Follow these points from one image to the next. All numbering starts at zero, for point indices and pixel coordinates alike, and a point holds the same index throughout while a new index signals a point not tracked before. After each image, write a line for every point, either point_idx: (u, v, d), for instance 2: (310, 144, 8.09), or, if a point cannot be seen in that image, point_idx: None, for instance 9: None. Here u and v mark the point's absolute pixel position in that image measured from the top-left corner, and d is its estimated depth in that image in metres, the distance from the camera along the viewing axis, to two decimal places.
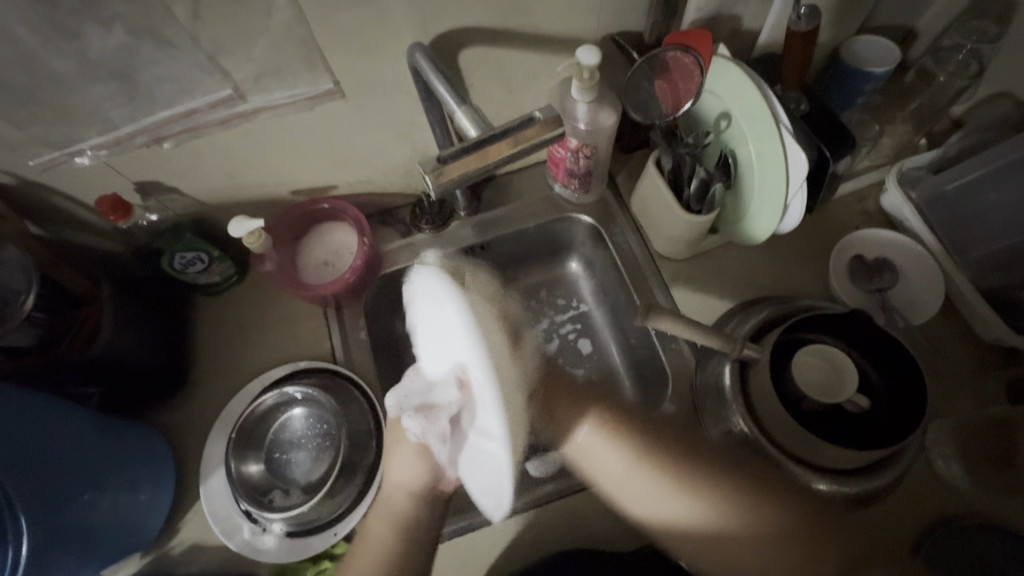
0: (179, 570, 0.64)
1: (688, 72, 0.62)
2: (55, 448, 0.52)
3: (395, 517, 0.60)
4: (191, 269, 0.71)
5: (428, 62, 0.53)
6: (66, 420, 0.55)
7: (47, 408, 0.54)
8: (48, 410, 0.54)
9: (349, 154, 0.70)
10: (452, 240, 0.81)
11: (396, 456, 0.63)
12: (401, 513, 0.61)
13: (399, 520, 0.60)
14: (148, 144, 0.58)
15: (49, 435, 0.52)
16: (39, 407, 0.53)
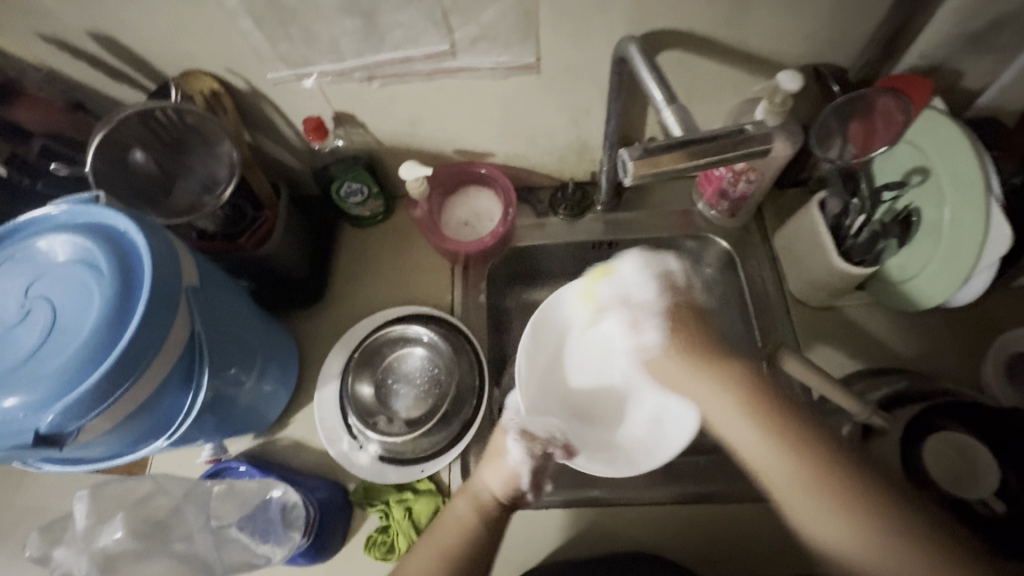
0: (280, 459, 0.71)
1: (891, 120, 0.60)
2: (224, 316, 0.58)
3: (474, 511, 0.56)
4: (351, 198, 0.78)
5: (639, 53, 0.54)
6: (231, 299, 0.61)
7: (220, 281, 0.60)
8: (220, 284, 0.59)
9: (521, 127, 0.73)
10: (584, 229, 0.83)
11: (497, 464, 0.57)
12: (489, 512, 0.56)
13: (474, 531, 0.54)
14: (362, 80, 0.64)
15: (222, 305, 0.58)
16: (218, 280, 0.59)
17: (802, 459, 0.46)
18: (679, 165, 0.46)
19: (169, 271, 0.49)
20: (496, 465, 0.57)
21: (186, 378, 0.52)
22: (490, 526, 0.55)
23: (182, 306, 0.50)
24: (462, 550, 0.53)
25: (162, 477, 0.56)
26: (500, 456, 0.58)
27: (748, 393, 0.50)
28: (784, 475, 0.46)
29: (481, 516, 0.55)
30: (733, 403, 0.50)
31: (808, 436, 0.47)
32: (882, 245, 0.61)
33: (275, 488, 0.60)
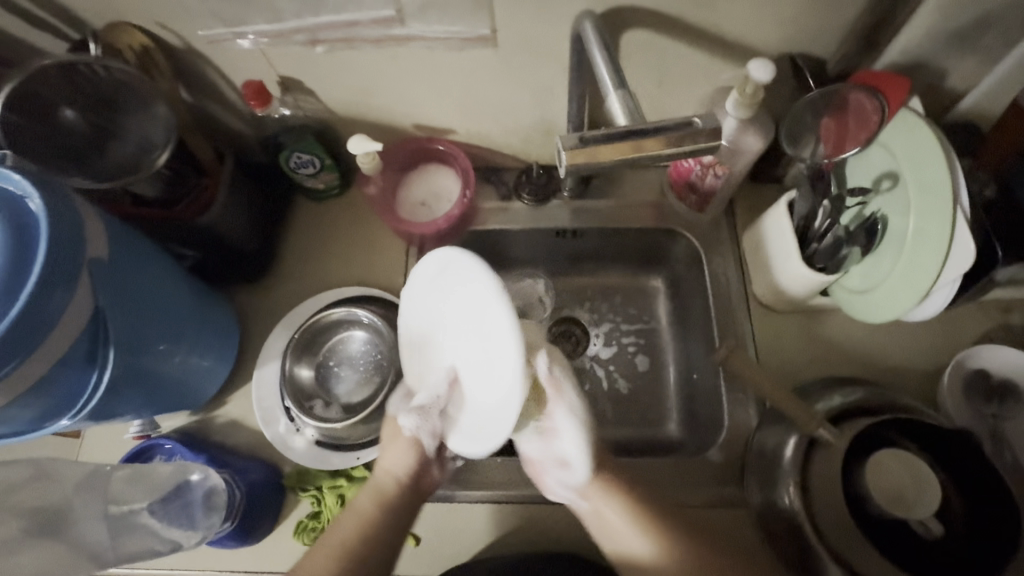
0: (215, 438, 0.69)
1: (866, 119, 0.56)
2: (143, 286, 0.54)
3: (374, 498, 0.56)
4: (302, 169, 0.73)
5: (595, 34, 0.50)
6: (153, 267, 0.56)
7: (143, 249, 0.55)
8: (143, 252, 0.55)
9: (481, 103, 0.69)
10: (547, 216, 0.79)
11: (397, 446, 0.58)
12: (387, 493, 0.56)
13: (367, 523, 0.54)
14: (304, 44, 0.59)
15: (141, 276, 0.54)
16: (140, 248, 0.55)
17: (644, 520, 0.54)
18: (618, 158, 0.43)
19: (69, 241, 0.45)
20: (390, 454, 0.58)
21: (90, 355, 0.49)
22: (394, 509, 0.56)
23: (83, 281, 0.47)
24: (365, 535, 0.53)
25: (48, 462, 0.55)
26: (394, 442, 0.59)
27: (636, 513, 0.54)
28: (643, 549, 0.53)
29: (380, 502, 0.56)
30: (619, 511, 0.54)
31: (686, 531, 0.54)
32: (845, 252, 0.59)
33: (195, 472, 0.58)
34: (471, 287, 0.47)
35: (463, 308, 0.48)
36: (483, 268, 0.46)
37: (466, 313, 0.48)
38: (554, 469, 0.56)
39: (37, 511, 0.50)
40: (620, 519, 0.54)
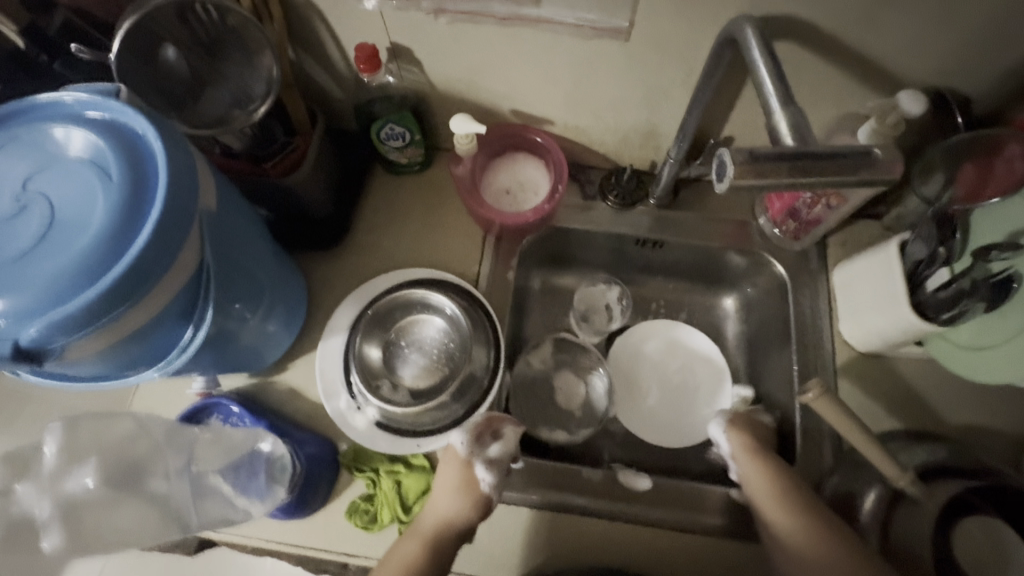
0: (271, 404, 0.67)
1: (1010, 169, 0.55)
2: (234, 239, 0.52)
3: (406, 553, 0.55)
4: (390, 141, 0.71)
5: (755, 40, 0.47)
6: (241, 219, 0.55)
7: (233, 203, 0.53)
8: (233, 205, 0.53)
9: (590, 97, 0.66)
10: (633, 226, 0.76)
11: (446, 489, 0.58)
12: (443, 538, 0.56)
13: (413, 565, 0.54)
14: (428, 12, 0.56)
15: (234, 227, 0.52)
16: (230, 201, 0.53)
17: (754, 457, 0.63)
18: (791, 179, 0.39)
19: (185, 191, 0.43)
20: (437, 501, 0.58)
21: (185, 310, 0.47)
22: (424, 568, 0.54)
23: (195, 233, 0.45)
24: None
25: (147, 415, 0.54)
26: (444, 485, 0.58)
27: (745, 447, 0.64)
28: (753, 485, 0.61)
29: (413, 560, 0.54)
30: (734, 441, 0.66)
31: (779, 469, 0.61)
32: (965, 305, 0.55)
33: (265, 441, 0.56)
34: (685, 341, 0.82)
35: (690, 364, 0.81)
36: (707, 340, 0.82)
37: (695, 367, 0.81)
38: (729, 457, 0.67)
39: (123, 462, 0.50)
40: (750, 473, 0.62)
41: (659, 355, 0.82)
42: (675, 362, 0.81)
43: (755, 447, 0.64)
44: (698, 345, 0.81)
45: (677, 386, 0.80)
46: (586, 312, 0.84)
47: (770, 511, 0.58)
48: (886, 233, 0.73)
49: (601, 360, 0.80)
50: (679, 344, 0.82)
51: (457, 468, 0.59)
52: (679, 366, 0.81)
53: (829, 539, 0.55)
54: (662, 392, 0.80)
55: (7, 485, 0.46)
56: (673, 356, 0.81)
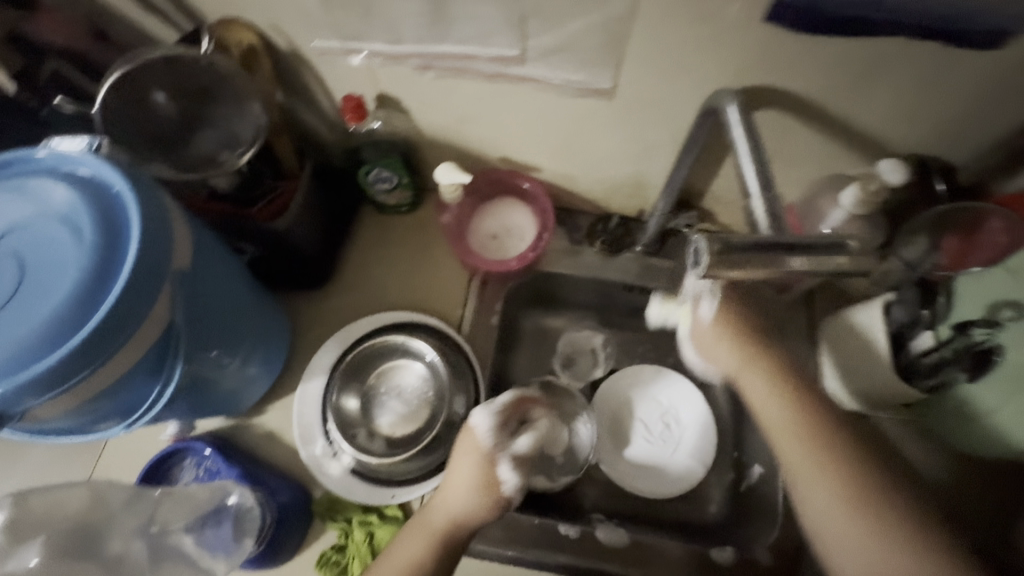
0: (248, 447, 0.66)
1: (993, 241, 0.54)
2: (211, 290, 0.52)
3: (421, 550, 0.52)
4: (378, 185, 0.72)
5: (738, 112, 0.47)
6: (221, 268, 0.55)
7: (213, 254, 0.53)
8: (213, 254, 0.53)
9: (578, 149, 0.66)
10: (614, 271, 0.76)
11: (461, 484, 0.54)
12: (454, 539, 0.53)
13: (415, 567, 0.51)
14: (415, 69, 0.56)
15: (212, 277, 0.52)
16: (210, 252, 0.53)
17: (777, 378, 0.56)
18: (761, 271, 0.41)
19: (159, 247, 0.43)
20: (454, 492, 0.54)
21: (156, 366, 0.47)
22: (439, 564, 0.52)
23: (167, 291, 0.45)
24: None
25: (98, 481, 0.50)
26: (467, 467, 0.55)
27: (762, 366, 0.57)
28: (779, 426, 0.53)
29: (429, 553, 0.52)
30: (735, 355, 0.59)
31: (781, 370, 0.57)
32: (946, 373, 0.55)
33: (234, 493, 0.56)
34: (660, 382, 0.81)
35: (666, 406, 0.80)
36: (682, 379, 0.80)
37: (672, 409, 0.79)
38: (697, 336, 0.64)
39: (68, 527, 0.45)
40: (759, 384, 0.57)
41: (636, 398, 0.80)
42: (652, 404, 0.80)
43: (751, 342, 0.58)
44: (676, 386, 0.80)
45: (656, 429, 0.78)
46: (571, 356, 0.83)
47: (794, 452, 0.51)
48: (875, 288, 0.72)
49: (585, 406, 0.78)
50: (655, 386, 0.81)
51: (478, 459, 0.55)
52: (657, 407, 0.80)
53: (892, 505, 0.46)
54: (642, 437, 0.78)
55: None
56: (650, 398, 0.80)
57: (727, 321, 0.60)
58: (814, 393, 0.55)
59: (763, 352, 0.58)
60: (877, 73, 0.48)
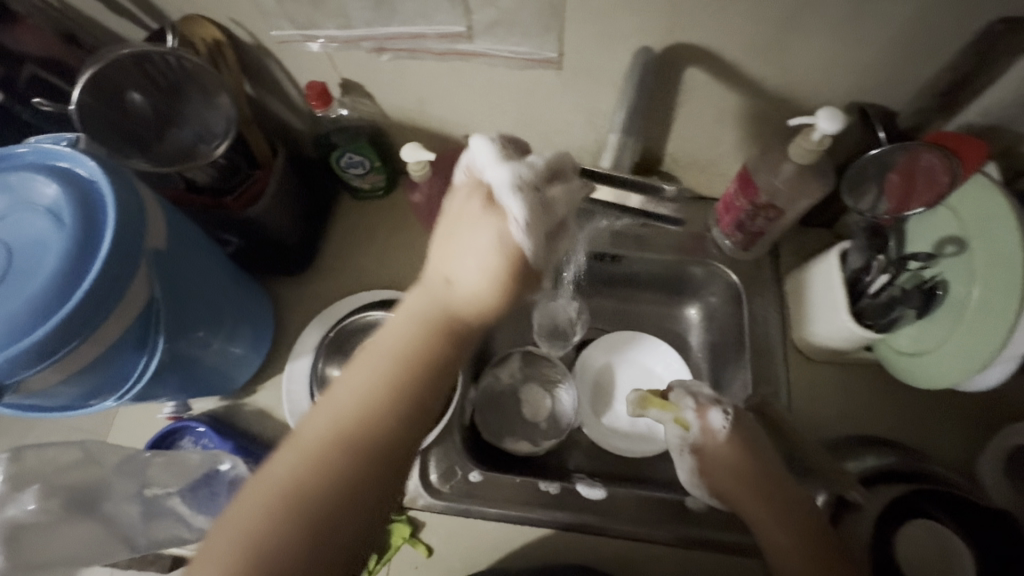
0: (242, 424, 0.70)
1: (934, 179, 0.54)
2: (191, 273, 0.56)
3: (364, 395, 0.43)
4: (352, 169, 0.74)
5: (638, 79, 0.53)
6: (198, 251, 0.58)
7: (189, 237, 0.56)
8: (189, 238, 0.56)
9: (536, 122, 0.68)
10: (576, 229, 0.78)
11: (467, 236, 0.46)
12: (447, 332, 0.45)
13: (384, 394, 0.43)
14: (370, 51, 0.60)
15: (190, 260, 0.56)
16: (185, 236, 0.56)
17: (749, 473, 0.58)
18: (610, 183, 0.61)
19: (133, 230, 0.47)
20: (466, 265, 0.45)
21: (139, 342, 0.50)
22: (398, 382, 0.44)
23: (143, 270, 0.48)
24: (359, 436, 0.42)
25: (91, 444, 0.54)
26: (483, 254, 0.44)
27: (738, 457, 0.59)
28: (750, 508, 0.57)
29: (380, 386, 0.43)
30: (720, 462, 0.60)
31: (756, 448, 0.60)
32: (897, 313, 0.57)
33: (225, 461, 0.60)
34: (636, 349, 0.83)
35: (644, 371, 0.82)
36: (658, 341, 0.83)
37: (649, 374, 0.82)
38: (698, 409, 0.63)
39: (73, 487, 0.50)
40: (724, 476, 0.59)
41: (615, 365, 0.83)
42: (629, 370, 0.83)
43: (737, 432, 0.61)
44: (651, 352, 0.83)
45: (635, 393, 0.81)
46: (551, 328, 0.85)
47: (768, 535, 0.55)
48: (836, 239, 0.74)
49: (565, 373, 0.81)
50: (633, 353, 0.83)
51: (481, 208, 0.46)
52: (634, 372, 0.83)
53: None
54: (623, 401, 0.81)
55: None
56: (627, 365, 0.83)
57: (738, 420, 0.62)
58: (783, 488, 0.57)
59: (742, 436, 0.61)
60: (800, 23, 0.50)
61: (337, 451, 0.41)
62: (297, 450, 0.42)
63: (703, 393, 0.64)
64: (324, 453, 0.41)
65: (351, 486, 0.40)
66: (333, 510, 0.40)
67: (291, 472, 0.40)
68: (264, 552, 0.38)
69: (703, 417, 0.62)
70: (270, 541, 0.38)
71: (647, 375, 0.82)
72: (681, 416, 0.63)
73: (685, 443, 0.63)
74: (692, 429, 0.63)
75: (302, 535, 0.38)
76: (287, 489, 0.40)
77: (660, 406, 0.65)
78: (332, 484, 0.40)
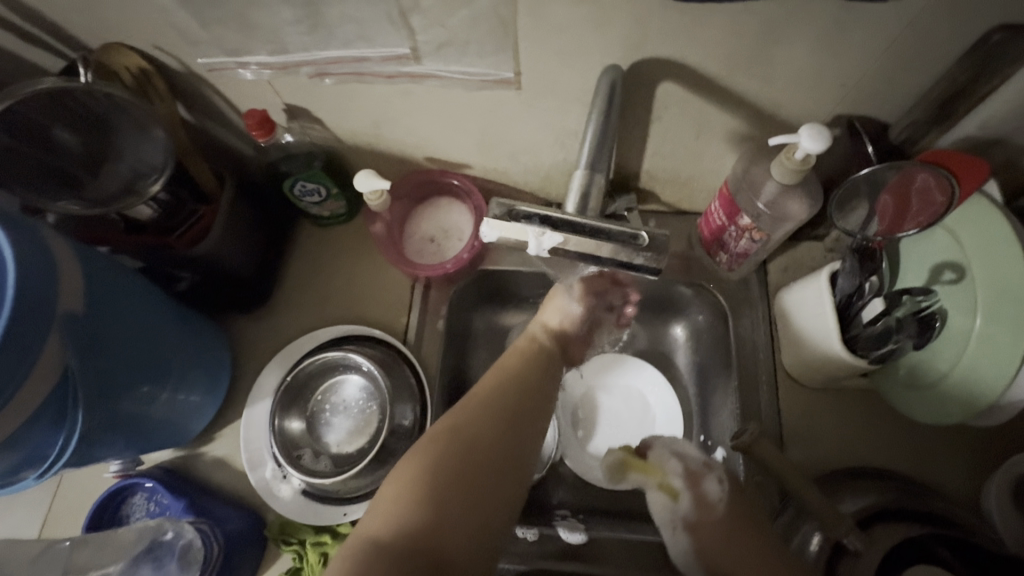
0: (200, 475, 0.66)
1: (930, 202, 0.50)
2: (122, 330, 0.52)
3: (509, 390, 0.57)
4: (307, 198, 0.69)
5: (602, 100, 0.48)
6: (129, 302, 0.53)
7: (117, 290, 0.52)
8: (117, 291, 0.52)
9: (499, 142, 0.63)
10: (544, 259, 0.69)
11: (553, 302, 0.70)
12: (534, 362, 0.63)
13: (505, 410, 0.56)
14: (311, 76, 0.55)
15: (117, 316, 0.51)
16: (110, 289, 0.51)
17: (751, 549, 0.52)
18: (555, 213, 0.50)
19: (36, 296, 0.42)
20: (550, 312, 0.70)
21: (56, 417, 0.46)
22: (511, 412, 0.56)
23: (54, 337, 0.44)
24: (503, 420, 0.55)
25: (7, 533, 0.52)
26: (565, 302, 0.70)
27: (734, 530, 0.54)
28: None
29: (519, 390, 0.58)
30: (716, 538, 0.54)
31: (753, 521, 0.55)
32: (893, 345, 0.52)
33: (170, 530, 0.56)
34: (621, 375, 0.79)
35: (630, 399, 0.78)
36: (644, 365, 0.78)
37: (636, 401, 0.78)
38: (690, 475, 0.58)
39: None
40: (724, 553, 0.53)
41: (601, 393, 0.79)
42: (614, 397, 0.78)
43: (734, 505, 0.56)
44: (637, 377, 0.78)
45: (621, 422, 0.77)
46: None
47: None
48: (828, 254, 0.69)
49: None
50: (618, 380, 0.79)
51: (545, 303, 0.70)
52: (620, 400, 0.78)
53: None
54: (609, 431, 0.77)
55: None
56: (612, 393, 0.79)
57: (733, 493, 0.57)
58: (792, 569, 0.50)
59: (737, 508, 0.56)
60: (779, 35, 0.45)
61: (486, 422, 0.54)
62: (460, 415, 0.54)
63: (690, 457, 0.60)
64: (476, 425, 0.53)
65: (495, 458, 0.52)
66: (485, 470, 0.51)
67: (457, 429, 0.52)
68: (440, 485, 0.48)
69: (694, 487, 0.58)
70: (418, 493, 0.47)
71: (633, 400, 0.78)
72: (667, 482, 0.59)
73: (676, 516, 0.57)
74: (682, 498, 0.58)
75: (462, 487, 0.49)
76: (453, 443, 0.51)
77: (641, 470, 0.60)
78: (485, 455, 0.51)
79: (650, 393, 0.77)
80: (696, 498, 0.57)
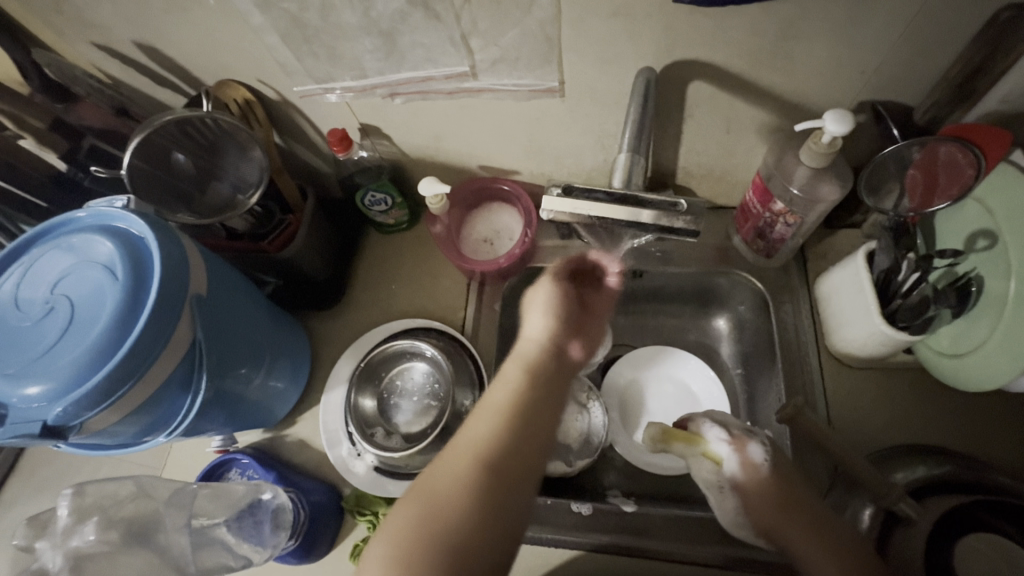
0: (284, 454, 0.74)
1: (957, 173, 0.52)
2: (232, 312, 0.61)
3: (503, 430, 0.51)
4: (376, 207, 0.77)
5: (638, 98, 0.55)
6: (236, 290, 0.63)
7: (232, 283, 0.62)
8: (230, 282, 0.62)
9: (546, 147, 0.70)
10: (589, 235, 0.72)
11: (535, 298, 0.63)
12: (540, 367, 0.57)
13: (517, 414, 0.53)
14: (383, 97, 0.64)
15: (231, 303, 0.61)
16: (230, 283, 0.62)
17: (790, 502, 0.55)
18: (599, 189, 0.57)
19: (176, 279, 0.52)
20: (532, 318, 0.62)
21: (185, 380, 0.55)
22: (487, 479, 0.48)
23: (186, 314, 0.53)
24: (487, 484, 0.48)
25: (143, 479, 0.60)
26: (538, 307, 0.62)
27: (777, 489, 0.56)
28: (794, 535, 0.54)
29: (509, 432, 0.51)
30: (764, 496, 0.56)
31: (792, 477, 0.57)
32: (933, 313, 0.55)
33: (267, 491, 0.64)
34: (669, 367, 0.82)
35: (679, 387, 0.81)
36: (690, 356, 0.81)
37: (684, 389, 0.80)
38: (740, 442, 0.59)
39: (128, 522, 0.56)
40: (761, 501, 0.56)
41: (651, 383, 0.82)
42: (662, 387, 0.81)
43: (781, 466, 0.58)
44: (680, 368, 0.81)
45: (671, 410, 0.80)
46: None
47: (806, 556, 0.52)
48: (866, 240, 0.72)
49: (591, 389, 0.79)
50: (667, 371, 0.82)
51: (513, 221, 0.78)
52: (668, 390, 0.81)
53: None
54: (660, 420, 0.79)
55: (31, 545, 0.53)
56: (661, 383, 0.81)
57: (779, 459, 0.58)
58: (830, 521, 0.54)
59: (785, 473, 0.57)
60: (796, 32, 0.50)
61: (501, 437, 0.51)
62: (484, 422, 0.52)
63: (734, 425, 0.61)
64: (471, 468, 0.49)
65: (480, 539, 0.46)
66: (477, 542, 0.46)
67: (438, 480, 0.49)
68: (434, 537, 0.45)
69: (740, 450, 0.58)
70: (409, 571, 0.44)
71: (679, 389, 0.81)
72: (710, 448, 0.60)
73: (723, 479, 0.59)
74: (728, 463, 0.58)
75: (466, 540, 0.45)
76: (446, 501, 0.47)
77: (686, 440, 0.60)
78: (464, 524, 0.46)
79: (698, 382, 0.80)
80: (743, 464, 0.58)
